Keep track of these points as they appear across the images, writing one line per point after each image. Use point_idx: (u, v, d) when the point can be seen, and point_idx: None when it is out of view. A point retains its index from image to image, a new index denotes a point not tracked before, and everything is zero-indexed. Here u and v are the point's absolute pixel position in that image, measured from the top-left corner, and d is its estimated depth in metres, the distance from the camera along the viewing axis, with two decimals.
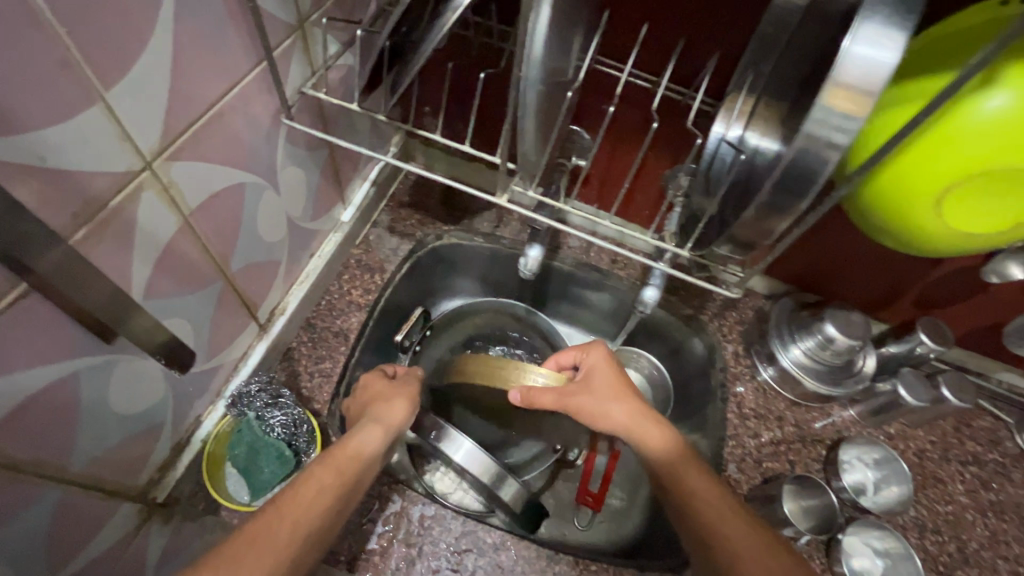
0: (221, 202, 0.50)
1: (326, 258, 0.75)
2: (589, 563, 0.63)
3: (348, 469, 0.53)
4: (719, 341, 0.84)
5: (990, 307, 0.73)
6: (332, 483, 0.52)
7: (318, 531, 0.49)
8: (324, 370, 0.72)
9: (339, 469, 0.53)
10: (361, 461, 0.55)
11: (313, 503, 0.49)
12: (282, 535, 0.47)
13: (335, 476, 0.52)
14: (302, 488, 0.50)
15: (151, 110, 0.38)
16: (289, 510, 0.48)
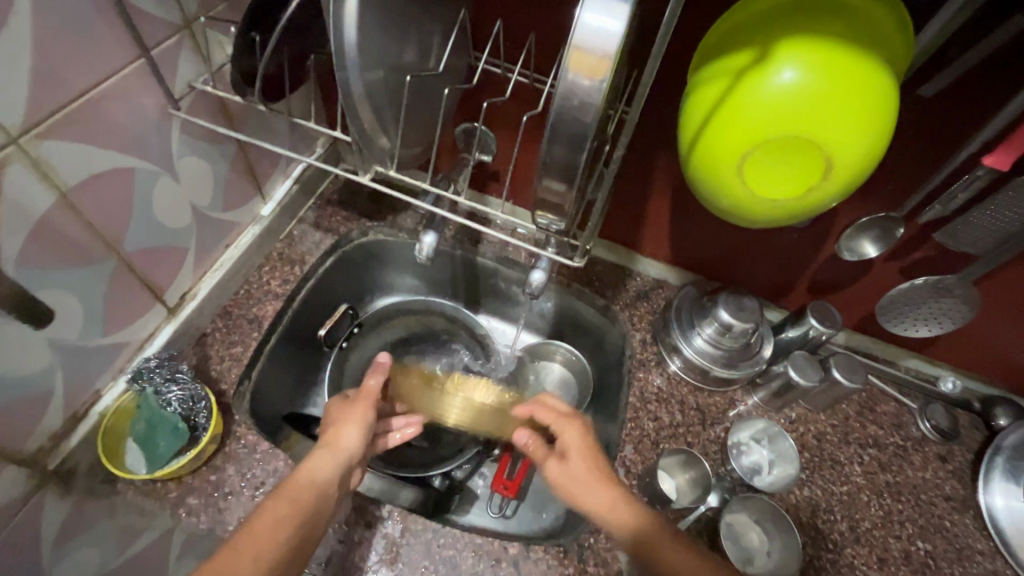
0: (106, 183, 0.54)
1: (243, 249, 0.79)
2: (476, 536, 0.65)
3: (307, 497, 0.58)
4: (628, 330, 0.87)
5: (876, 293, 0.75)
6: (287, 515, 0.56)
7: (281, 560, 0.53)
8: (235, 354, 0.75)
9: (294, 500, 0.57)
10: (317, 491, 0.59)
11: (271, 535, 0.54)
12: (245, 570, 0.51)
13: (287, 507, 0.56)
14: (258, 521, 0.55)
15: (14, 90, 0.43)
16: (247, 545, 0.53)
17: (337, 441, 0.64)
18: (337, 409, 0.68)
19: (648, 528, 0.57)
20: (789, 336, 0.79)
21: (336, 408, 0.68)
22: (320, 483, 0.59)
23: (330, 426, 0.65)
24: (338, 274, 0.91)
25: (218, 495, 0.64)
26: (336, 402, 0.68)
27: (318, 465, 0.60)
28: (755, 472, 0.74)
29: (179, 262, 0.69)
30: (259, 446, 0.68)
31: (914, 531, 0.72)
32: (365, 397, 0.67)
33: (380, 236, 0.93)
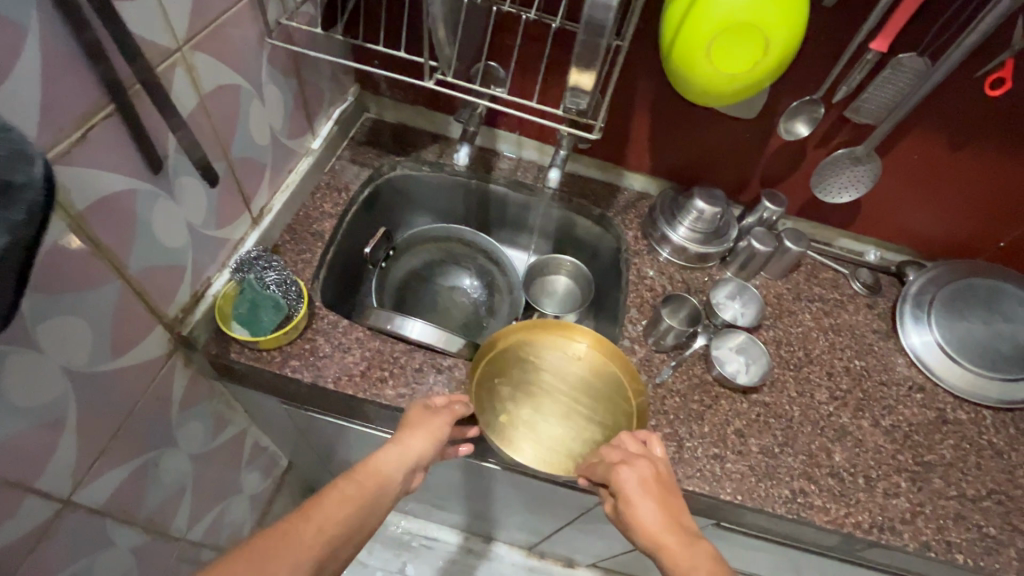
0: (225, 96, 0.68)
1: (302, 175, 0.94)
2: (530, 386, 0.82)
3: (376, 488, 0.62)
4: (622, 230, 1.06)
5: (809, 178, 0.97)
6: (353, 497, 0.59)
7: (338, 542, 0.55)
8: (306, 258, 0.89)
9: (363, 484, 0.61)
10: (383, 482, 0.63)
11: (336, 511, 0.57)
12: (308, 533, 0.53)
13: (356, 492, 0.60)
14: (328, 499, 0.58)
15: (182, 8, 0.57)
16: (316, 514, 0.55)
17: (409, 441, 0.69)
18: (417, 416, 0.72)
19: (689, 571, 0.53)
20: (749, 221, 1.01)
21: (420, 415, 0.72)
22: (390, 477, 0.64)
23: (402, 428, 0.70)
24: (372, 205, 1.07)
25: (314, 358, 0.79)
26: (420, 412, 0.72)
27: (390, 461, 0.65)
28: (734, 319, 0.93)
29: (260, 176, 0.83)
30: (341, 322, 0.83)
31: (852, 354, 0.94)
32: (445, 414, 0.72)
33: (406, 170, 1.09)
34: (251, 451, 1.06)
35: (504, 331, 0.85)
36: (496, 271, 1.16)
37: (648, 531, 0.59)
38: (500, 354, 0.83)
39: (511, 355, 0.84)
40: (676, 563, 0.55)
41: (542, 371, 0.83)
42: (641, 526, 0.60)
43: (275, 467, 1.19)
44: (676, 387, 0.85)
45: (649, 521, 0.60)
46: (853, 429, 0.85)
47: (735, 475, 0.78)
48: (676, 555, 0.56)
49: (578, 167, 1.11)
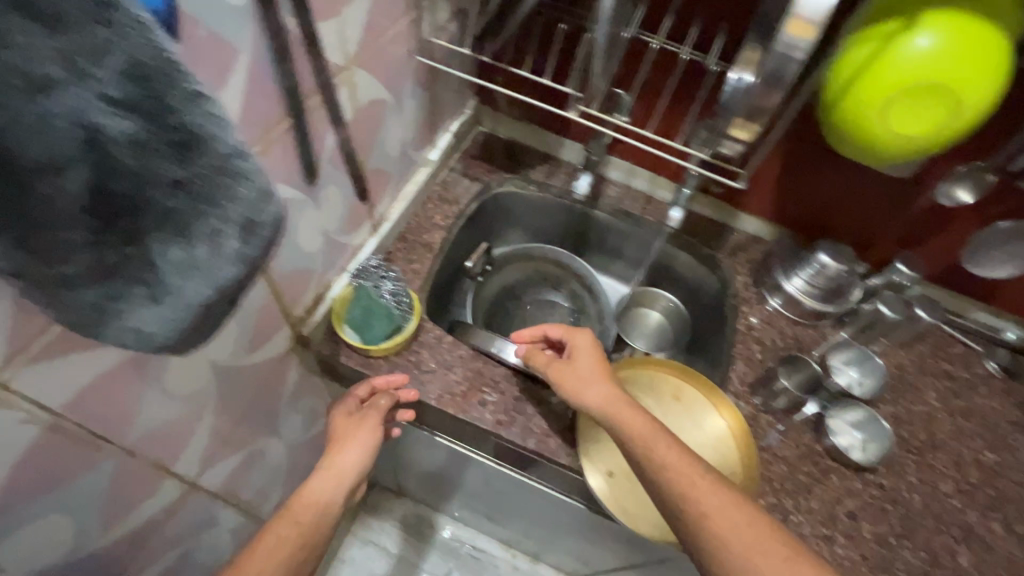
0: (373, 109, 0.70)
1: (420, 185, 0.96)
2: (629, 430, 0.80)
3: (315, 519, 0.67)
4: (731, 274, 1.01)
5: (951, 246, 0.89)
6: (303, 531, 0.64)
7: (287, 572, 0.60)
8: (415, 269, 0.91)
9: (306, 521, 0.65)
10: (320, 508, 0.68)
11: (277, 551, 0.61)
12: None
13: (298, 528, 0.64)
14: (263, 543, 0.61)
15: (356, 28, 0.59)
16: (250, 565, 0.59)
17: (336, 462, 0.73)
18: (352, 423, 0.75)
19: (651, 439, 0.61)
20: (876, 282, 0.93)
21: (352, 423, 0.76)
22: (331, 502, 0.69)
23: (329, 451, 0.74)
24: (476, 223, 1.08)
25: (418, 371, 0.80)
26: (352, 421, 0.75)
27: (317, 486, 0.70)
28: (850, 388, 0.86)
29: (386, 185, 0.85)
30: (445, 338, 0.84)
31: (985, 445, 0.85)
32: (371, 416, 0.75)
33: (512, 188, 1.09)
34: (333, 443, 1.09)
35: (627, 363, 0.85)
36: (586, 296, 1.13)
37: (598, 399, 0.67)
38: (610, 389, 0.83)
39: (625, 389, 0.83)
40: (635, 422, 0.63)
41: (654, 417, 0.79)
42: (592, 390, 0.69)
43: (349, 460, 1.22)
44: (783, 454, 0.80)
45: (594, 386, 0.68)
46: (981, 531, 0.77)
47: (844, 562, 0.72)
48: (626, 415, 0.64)
49: (688, 203, 1.07)
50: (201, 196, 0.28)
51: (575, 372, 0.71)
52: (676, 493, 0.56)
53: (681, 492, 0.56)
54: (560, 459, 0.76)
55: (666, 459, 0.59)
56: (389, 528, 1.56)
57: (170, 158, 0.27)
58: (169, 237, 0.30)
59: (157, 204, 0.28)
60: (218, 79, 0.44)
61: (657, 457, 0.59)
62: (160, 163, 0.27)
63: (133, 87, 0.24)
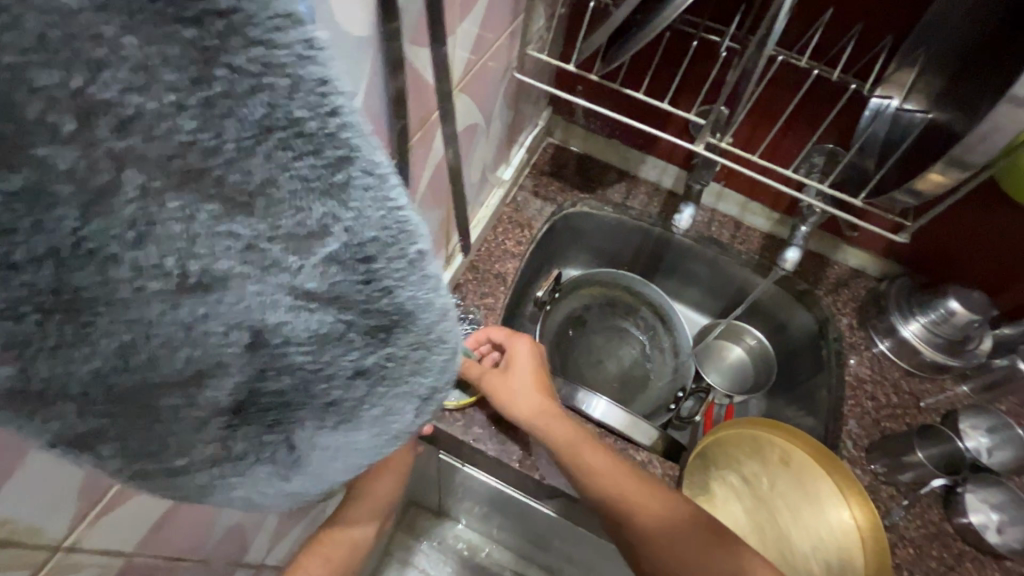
0: (467, 138, 0.61)
1: (492, 209, 0.87)
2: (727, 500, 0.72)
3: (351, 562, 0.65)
4: (833, 314, 0.90)
5: None
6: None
7: None
8: (488, 304, 0.82)
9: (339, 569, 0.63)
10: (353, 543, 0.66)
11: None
12: None
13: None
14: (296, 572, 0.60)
15: (465, 48, 0.49)
16: None
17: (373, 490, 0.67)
18: (384, 478, 0.65)
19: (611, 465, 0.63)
20: (1008, 331, 0.82)
21: (382, 477, 0.64)
22: (358, 545, 0.66)
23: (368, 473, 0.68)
24: (547, 246, 0.99)
25: (497, 427, 0.71)
26: (385, 477, 0.65)
27: (357, 528, 0.66)
28: (978, 455, 0.75)
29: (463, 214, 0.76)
30: None
31: None
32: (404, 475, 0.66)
33: (586, 208, 0.99)
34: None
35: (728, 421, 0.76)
36: (660, 327, 1.06)
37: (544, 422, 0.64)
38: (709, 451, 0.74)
39: (726, 452, 0.74)
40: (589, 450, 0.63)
41: (758, 486, 0.73)
42: (525, 404, 0.65)
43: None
44: (909, 535, 0.70)
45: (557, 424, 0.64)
46: None
47: None
48: (579, 442, 0.64)
49: (782, 232, 0.97)
50: (381, 378, 0.26)
51: (509, 383, 0.66)
52: (624, 506, 0.60)
53: (635, 526, 0.60)
54: None
55: (624, 490, 0.61)
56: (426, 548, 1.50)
57: (358, 342, 0.24)
58: (334, 429, 0.28)
59: (319, 390, 0.26)
60: None
61: (617, 489, 0.61)
62: (338, 350, 0.24)
63: (343, 274, 0.21)
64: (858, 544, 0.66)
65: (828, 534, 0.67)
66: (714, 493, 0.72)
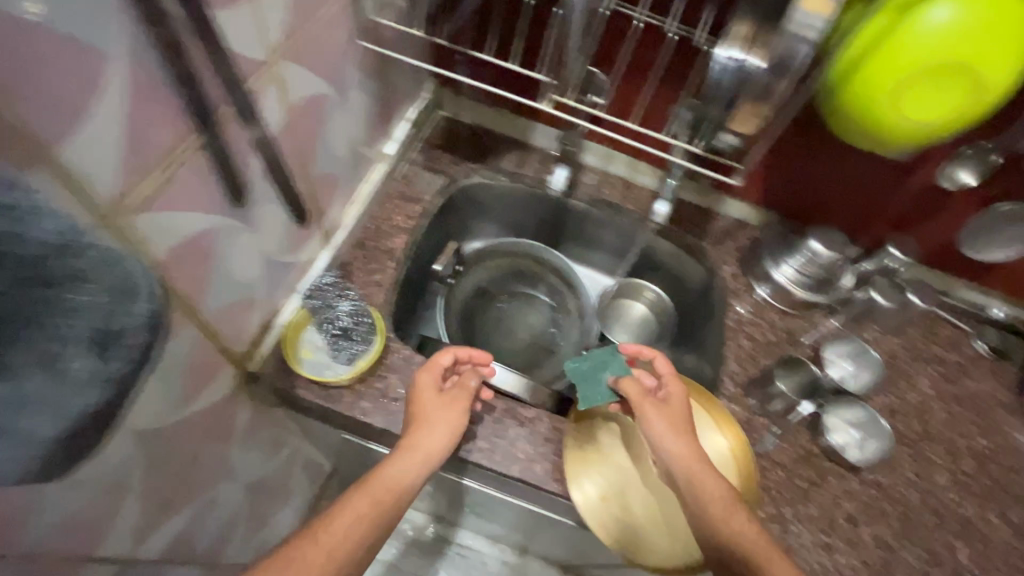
0: (312, 108, 0.60)
1: (375, 184, 0.86)
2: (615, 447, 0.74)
3: (386, 498, 0.60)
4: (715, 264, 0.95)
5: (942, 227, 0.85)
6: (365, 514, 0.58)
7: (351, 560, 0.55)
8: (376, 280, 0.81)
9: (374, 500, 0.59)
10: (397, 491, 0.61)
11: (341, 541, 0.55)
12: (315, 559, 0.52)
13: (370, 507, 0.59)
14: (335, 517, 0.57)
15: (275, 12, 0.48)
16: (325, 537, 0.55)
17: (421, 441, 0.65)
18: (428, 395, 0.69)
19: (699, 481, 0.64)
20: (867, 267, 0.89)
21: (428, 394, 0.69)
22: (400, 486, 0.62)
23: (427, 416, 0.67)
24: (443, 220, 0.97)
25: (386, 399, 0.72)
26: (428, 395, 0.69)
27: (402, 465, 0.63)
28: (843, 382, 0.82)
29: (334, 190, 0.75)
30: (414, 358, 0.75)
31: (978, 430, 0.83)
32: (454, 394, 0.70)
33: (482, 179, 0.99)
34: (302, 464, 1.01)
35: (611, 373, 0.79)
36: (567, 292, 1.06)
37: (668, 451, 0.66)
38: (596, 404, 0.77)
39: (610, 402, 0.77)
40: (695, 471, 0.64)
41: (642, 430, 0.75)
42: (671, 440, 0.67)
43: (320, 476, 1.14)
44: (781, 459, 0.76)
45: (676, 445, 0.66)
46: (978, 523, 0.75)
47: (847, 570, 0.69)
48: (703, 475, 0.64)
49: (670, 189, 1.00)
50: (63, 306, 0.26)
51: (654, 408, 0.69)
52: (708, 512, 0.62)
53: (719, 536, 0.60)
54: (546, 488, 0.72)
55: (710, 494, 0.63)
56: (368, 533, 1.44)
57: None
58: (29, 370, 0.26)
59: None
60: (82, 99, 0.33)
61: (706, 495, 0.63)
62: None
63: None
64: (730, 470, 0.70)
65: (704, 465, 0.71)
66: (599, 441, 0.74)
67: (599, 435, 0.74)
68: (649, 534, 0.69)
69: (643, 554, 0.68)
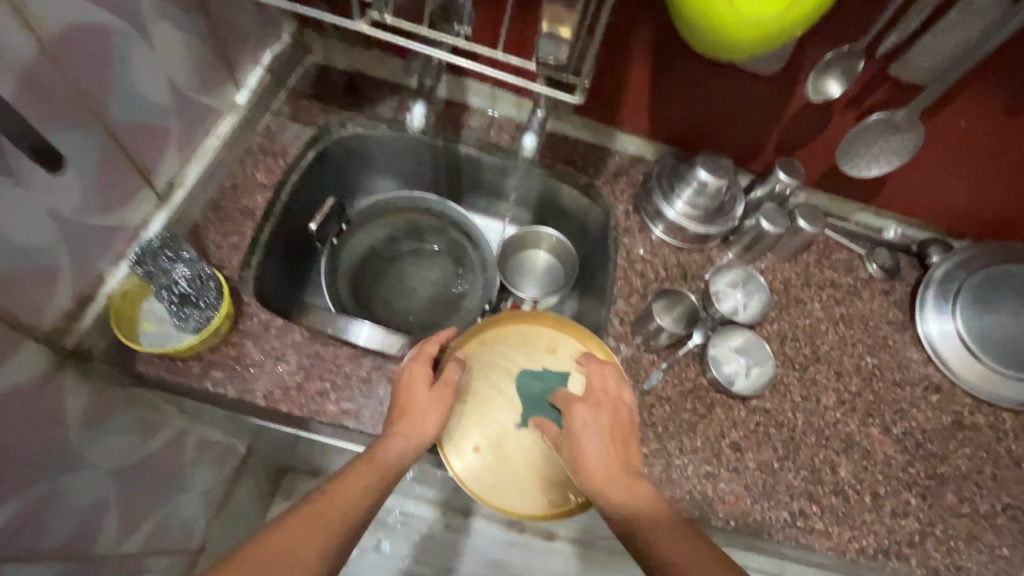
0: (90, 41, 0.53)
1: (224, 137, 0.78)
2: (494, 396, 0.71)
3: (387, 478, 0.58)
4: (612, 204, 0.90)
5: (824, 152, 0.84)
6: (370, 489, 0.57)
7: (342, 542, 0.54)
8: (233, 243, 0.75)
9: (379, 476, 0.58)
10: (394, 469, 0.59)
11: (337, 517, 0.54)
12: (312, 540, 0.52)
13: (374, 482, 0.57)
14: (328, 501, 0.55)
15: None
16: (320, 520, 0.54)
17: (418, 423, 0.62)
18: (419, 384, 0.64)
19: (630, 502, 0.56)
20: (759, 193, 0.87)
21: (419, 383, 0.64)
22: (397, 465, 0.59)
23: (405, 398, 0.64)
24: (317, 174, 0.90)
25: (240, 368, 0.67)
26: (419, 384, 0.64)
27: (395, 442, 0.60)
28: (733, 313, 0.81)
29: (161, 140, 0.67)
30: (274, 322, 0.70)
31: (865, 350, 0.84)
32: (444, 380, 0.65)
33: (359, 129, 0.92)
34: (198, 449, 0.95)
35: (488, 321, 0.75)
36: (469, 246, 1.01)
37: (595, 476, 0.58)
38: (474, 352, 0.73)
39: (489, 351, 0.74)
40: (633, 491, 0.57)
41: (521, 377, 0.72)
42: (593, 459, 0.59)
43: (230, 460, 1.07)
44: (666, 394, 0.74)
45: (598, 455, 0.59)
46: (861, 438, 0.76)
47: (728, 497, 0.69)
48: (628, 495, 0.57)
49: (562, 126, 0.94)
50: None
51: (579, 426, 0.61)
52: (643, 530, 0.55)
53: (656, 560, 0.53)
54: None
55: (644, 517, 0.55)
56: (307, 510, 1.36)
57: None
58: None
59: None
60: None
61: (643, 517, 0.55)
62: None
63: None
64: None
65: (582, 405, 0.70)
66: (476, 391, 0.71)
67: (476, 385, 0.71)
68: (523, 483, 0.67)
69: (515, 504, 0.66)
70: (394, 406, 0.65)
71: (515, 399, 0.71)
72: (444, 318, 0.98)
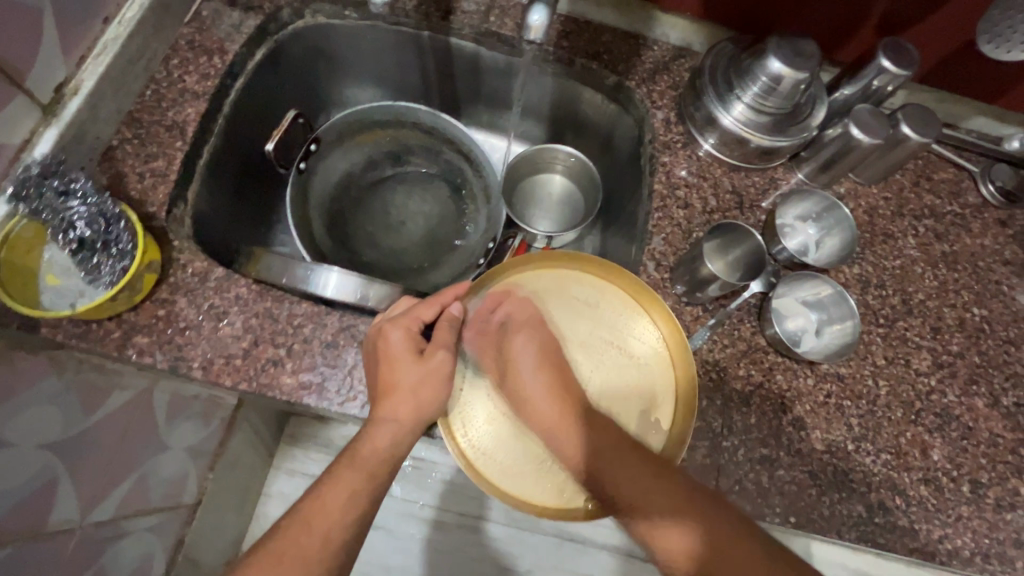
0: None
1: (131, 26, 0.59)
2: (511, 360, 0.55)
3: (380, 470, 0.48)
4: (646, 110, 0.69)
5: (946, 28, 0.63)
6: (363, 488, 0.47)
7: (345, 545, 0.45)
8: (156, 170, 0.58)
9: (371, 471, 0.48)
10: (385, 459, 0.49)
11: (335, 523, 0.44)
12: (312, 545, 0.43)
13: (366, 480, 0.47)
14: (325, 499, 0.46)
15: None
16: (320, 522, 0.44)
17: (403, 406, 0.50)
18: (404, 356, 0.50)
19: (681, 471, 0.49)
20: (846, 94, 0.65)
21: (403, 355, 0.51)
22: (390, 455, 0.49)
23: (390, 373, 0.50)
24: (270, 81, 0.71)
25: (172, 331, 0.53)
26: (405, 356, 0.50)
27: (385, 429, 0.49)
28: (803, 252, 0.64)
29: (31, 28, 0.50)
30: (213, 273, 0.56)
31: (970, 298, 0.65)
32: (435, 347, 0.52)
33: (321, 16, 0.71)
34: (168, 406, 0.77)
35: (524, 259, 0.57)
36: (469, 169, 0.83)
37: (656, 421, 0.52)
38: (492, 302, 0.56)
39: (521, 300, 0.57)
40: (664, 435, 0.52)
41: (556, 336, 0.56)
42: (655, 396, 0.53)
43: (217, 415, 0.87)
44: (713, 359, 0.59)
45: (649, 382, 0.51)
46: (960, 413, 0.60)
47: (788, 488, 0.55)
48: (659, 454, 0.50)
49: (585, 8, 0.71)
50: None
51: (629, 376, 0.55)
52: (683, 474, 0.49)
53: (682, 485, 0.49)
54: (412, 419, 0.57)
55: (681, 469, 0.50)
56: (316, 456, 1.07)
57: None
58: None
59: None
60: None
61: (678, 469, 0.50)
62: None
63: None
64: (665, 382, 0.54)
65: (629, 377, 0.54)
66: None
67: (493, 342, 0.55)
68: (546, 468, 0.52)
69: (530, 493, 0.51)
70: (373, 381, 0.51)
71: (542, 363, 0.55)
72: (440, 259, 0.81)
